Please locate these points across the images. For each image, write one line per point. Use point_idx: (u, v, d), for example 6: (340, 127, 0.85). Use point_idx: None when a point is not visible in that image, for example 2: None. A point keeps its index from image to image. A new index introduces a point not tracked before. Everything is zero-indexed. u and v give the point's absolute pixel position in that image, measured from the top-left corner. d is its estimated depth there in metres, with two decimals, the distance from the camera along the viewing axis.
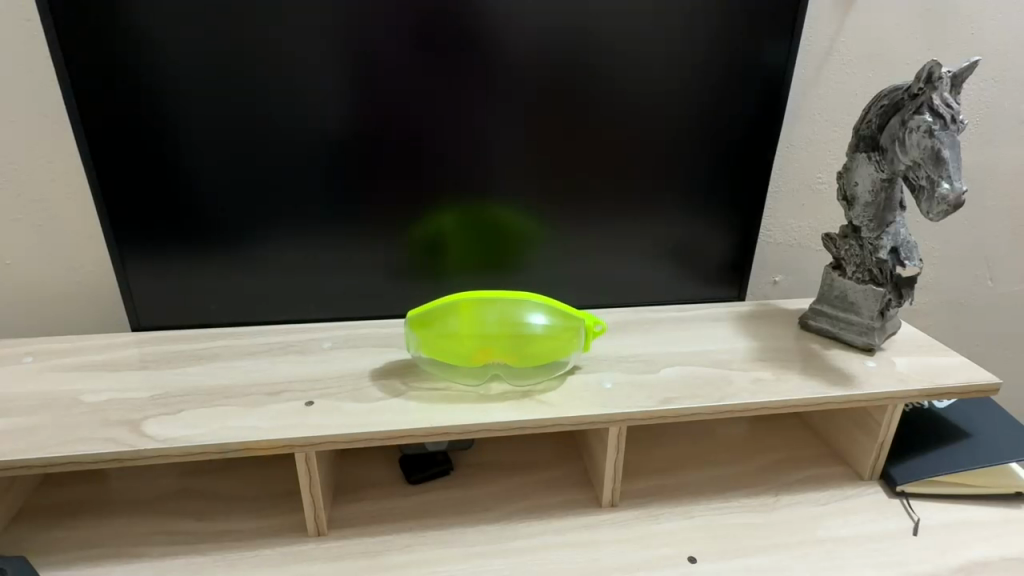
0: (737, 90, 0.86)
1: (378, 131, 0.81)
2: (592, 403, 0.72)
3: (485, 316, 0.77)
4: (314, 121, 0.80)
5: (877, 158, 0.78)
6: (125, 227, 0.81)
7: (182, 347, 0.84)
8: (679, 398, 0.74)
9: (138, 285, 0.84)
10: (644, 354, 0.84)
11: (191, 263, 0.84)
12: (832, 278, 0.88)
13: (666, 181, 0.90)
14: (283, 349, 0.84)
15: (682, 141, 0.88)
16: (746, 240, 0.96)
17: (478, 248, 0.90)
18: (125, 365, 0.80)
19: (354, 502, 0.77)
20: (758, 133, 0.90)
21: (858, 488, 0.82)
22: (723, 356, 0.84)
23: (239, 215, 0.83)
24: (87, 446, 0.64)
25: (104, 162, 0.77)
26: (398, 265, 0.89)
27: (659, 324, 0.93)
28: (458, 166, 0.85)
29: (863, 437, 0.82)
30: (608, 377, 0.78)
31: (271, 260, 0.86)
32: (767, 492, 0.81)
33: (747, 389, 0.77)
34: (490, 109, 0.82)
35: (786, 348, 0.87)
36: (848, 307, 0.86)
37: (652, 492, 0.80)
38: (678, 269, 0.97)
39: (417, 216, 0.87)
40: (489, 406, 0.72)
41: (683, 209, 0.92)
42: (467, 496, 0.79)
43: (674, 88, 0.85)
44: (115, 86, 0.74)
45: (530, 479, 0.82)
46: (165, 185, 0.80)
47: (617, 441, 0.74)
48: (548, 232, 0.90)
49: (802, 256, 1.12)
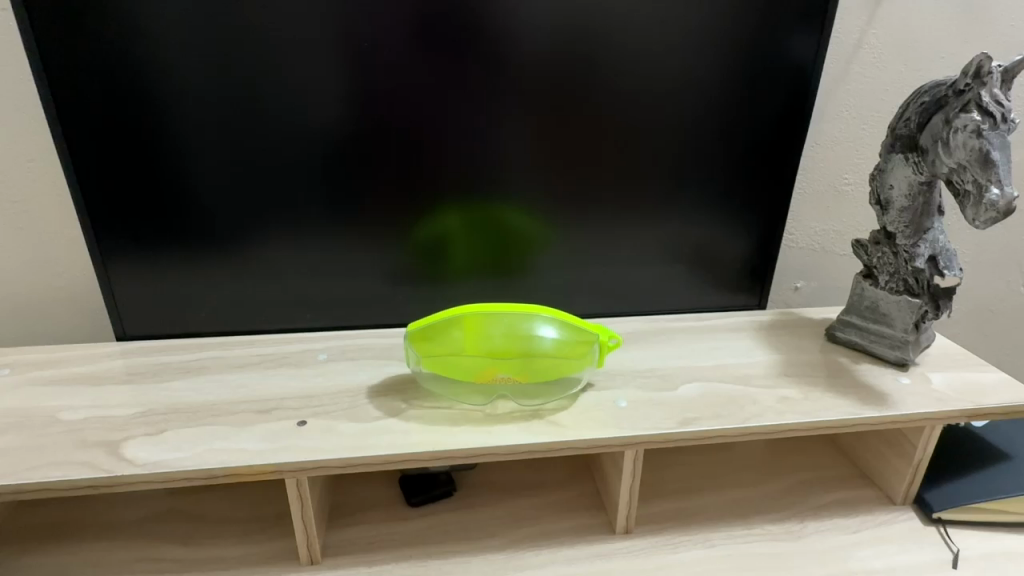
0: (761, 86, 0.81)
1: (378, 129, 0.76)
2: (606, 424, 0.67)
3: (491, 330, 0.71)
4: (309, 118, 0.74)
5: (914, 160, 0.72)
6: (108, 231, 0.76)
7: (168, 359, 0.79)
8: (701, 418, 0.69)
9: (123, 292, 0.80)
10: (660, 368, 0.79)
11: (179, 269, 0.79)
12: (863, 287, 0.82)
13: (684, 183, 0.84)
14: (276, 361, 0.79)
15: (702, 139, 0.82)
16: (767, 245, 0.90)
17: (484, 252, 0.85)
18: (107, 379, 0.75)
19: (351, 527, 0.72)
20: (784, 130, 0.84)
21: (890, 514, 0.76)
22: (745, 371, 0.79)
23: (229, 217, 0.77)
24: (61, 472, 0.59)
25: (86, 162, 0.72)
26: (399, 272, 0.84)
27: (675, 335, 0.88)
28: (463, 166, 0.79)
29: (896, 459, 0.77)
30: (622, 395, 0.73)
31: (264, 266, 0.81)
32: (792, 518, 0.75)
33: (772, 408, 0.71)
34: (498, 106, 0.77)
35: (813, 363, 0.81)
36: (879, 318, 0.80)
37: (669, 517, 0.75)
38: (695, 275, 0.91)
39: (421, 218, 0.81)
40: (496, 427, 0.67)
41: (701, 213, 0.87)
42: (471, 520, 0.74)
43: (695, 84, 0.79)
44: (94, 82, 0.69)
45: (537, 501, 0.77)
46: (149, 186, 0.75)
47: (633, 465, 0.68)
48: (559, 235, 0.85)
49: (826, 261, 1.06)
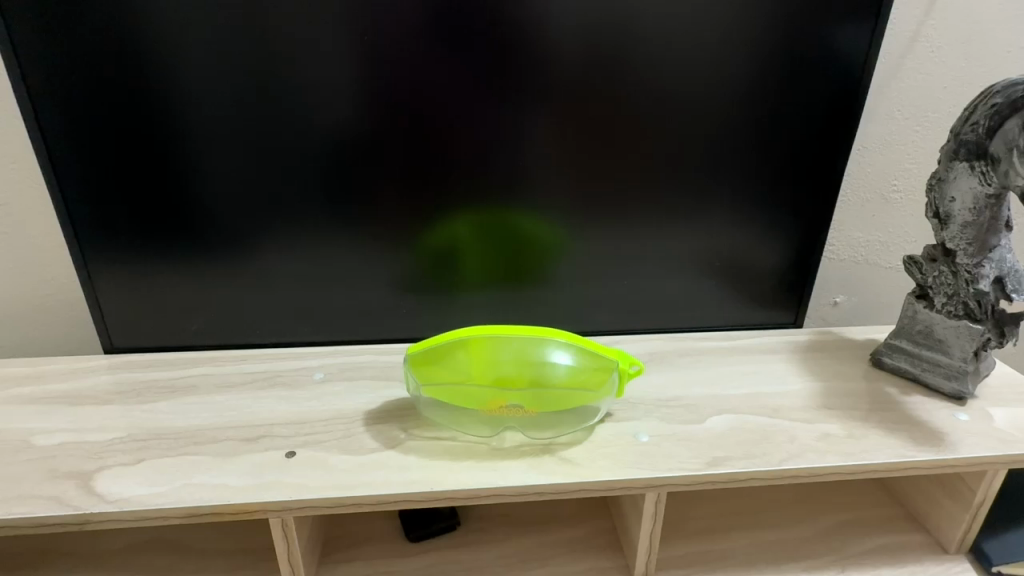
0: (804, 84, 0.73)
1: (381, 130, 0.69)
2: (626, 463, 0.60)
3: (500, 354, 0.66)
4: (305, 116, 0.68)
5: (982, 169, 0.63)
6: (89, 237, 0.70)
7: (156, 375, 0.74)
8: (732, 458, 0.62)
9: (109, 303, 0.75)
10: (686, 397, 0.71)
11: (167, 279, 0.74)
12: (915, 309, 0.74)
13: (716, 190, 0.77)
14: (269, 380, 0.74)
15: (737, 143, 0.74)
16: (807, 258, 0.82)
17: (497, 261, 0.78)
18: (88, 399, 0.70)
19: (345, 563, 0.67)
20: (830, 133, 0.75)
21: (942, 565, 0.68)
22: (780, 402, 0.71)
23: (220, 224, 0.72)
24: (26, 507, 0.54)
25: (66, 163, 0.67)
26: (405, 283, 0.78)
27: (702, 357, 0.80)
28: (474, 170, 0.72)
29: (950, 504, 0.69)
30: (643, 428, 0.66)
31: (258, 276, 0.75)
32: (830, 566, 0.68)
33: (813, 448, 0.64)
34: (512, 104, 0.70)
35: (856, 393, 0.73)
36: (934, 345, 0.72)
37: (693, 562, 0.68)
38: (726, 291, 0.84)
39: (429, 226, 0.75)
40: (503, 464, 0.60)
41: (734, 223, 0.79)
42: (475, 560, 0.68)
43: (730, 82, 0.71)
44: (72, 77, 0.64)
45: (549, 540, 0.70)
46: (135, 190, 0.69)
47: (654, 509, 0.61)
48: (578, 245, 0.78)
49: (869, 275, 0.97)
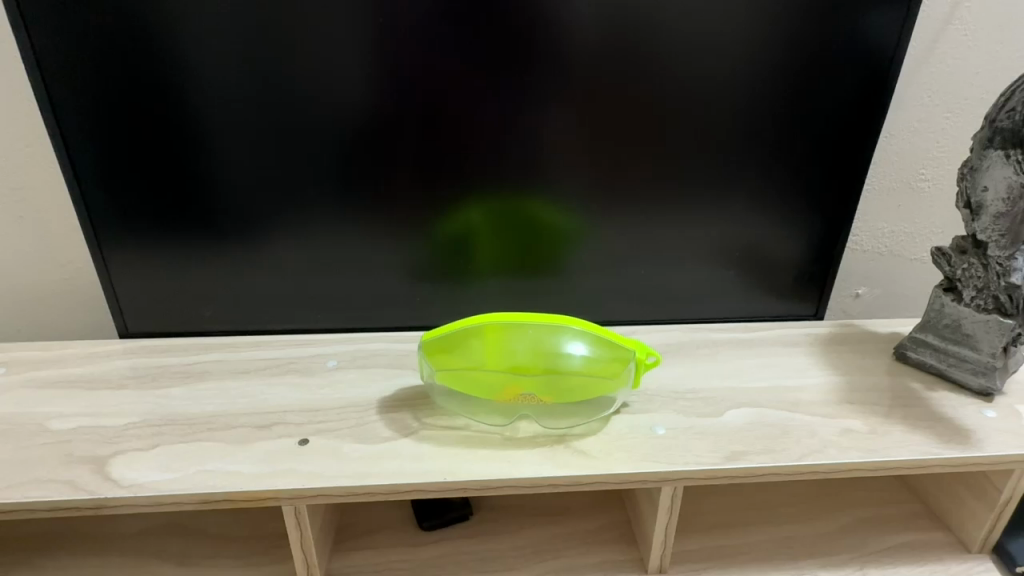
0: (832, 69, 0.70)
1: (396, 115, 0.68)
2: (643, 456, 0.59)
3: (513, 344, 0.65)
4: (319, 100, 0.67)
5: (1018, 157, 0.61)
6: (104, 221, 0.70)
7: (170, 361, 0.74)
8: (751, 453, 0.60)
9: (124, 288, 0.74)
10: (704, 389, 0.70)
11: (180, 265, 0.74)
12: (943, 303, 0.71)
13: (738, 178, 0.75)
14: (282, 367, 0.73)
15: (760, 129, 0.72)
16: (831, 248, 0.80)
17: (511, 249, 0.77)
18: (103, 383, 0.70)
19: (357, 551, 0.67)
20: (857, 120, 0.73)
21: (964, 564, 0.67)
22: (800, 396, 0.70)
23: (233, 210, 0.71)
24: (42, 491, 0.55)
25: (81, 146, 0.67)
26: (419, 270, 0.77)
27: (720, 349, 0.78)
28: (490, 157, 0.71)
29: (975, 502, 0.67)
30: (660, 421, 0.64)
31: (271, 262, 0.74)
32: (849, 563, 0.67)
33: (834, 443, 0.62)
34: (529, 88, 0.68)
35: (878, 388, 0.71)
36: (961, 339, 0.70)
37: (708, 557, 0.67)
38: (745, 282, 0.82)
39: (444, 213, 0.74)
40: (517, 455, 0.60)
41: (756, 212, 0.77)
42: (488, 550, 0.67)
43: (755, 67, 0.69)
44: (85, 59, 0.63)
45: (562, 531, 0.70)
46: (149, 175, 0.68)
47: (670, 503, 0.61)
48: (595, 233, 0.76)
49: (893, 266, 0.94)
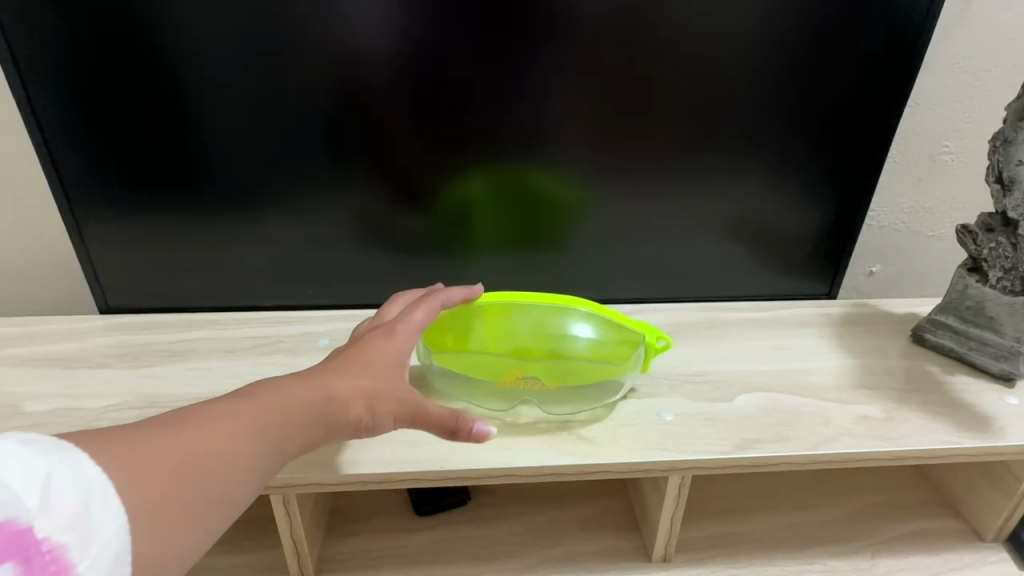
0: (860, 32, 0.65)
1: (388, 78, 0.63)
2: (651, 444, 0.57)
3: (517, 324, 0.62)
4: (304, 60, 0.61)
5: None
6: (77, 191, 0.66)
7: (152, 338, 0.71)
8: (762, 441, 0.58)
9: (101, 261, 0.70)
10: (713, 372, 0.67)
11: (160, 237, 0.69)
12: (966, 284, 0.67)
13: (753, 148, 0.70)
14: (271, 346, 0.70)
15: (780, 96, 0.67)
16: (849, 224, 0.76)
17: (512, 222, 0.73)
18: (82, 362, 0.67)
19: (351, 538, 0.65)
20: (884, 87, 0.68)
21: (978, 553, 0.65)
22: (813, 380, 0.67)
23: (213, 179, 0.66)
24: None
25: (47, 107, 0.62)
26: (415, 245, 0.73)
27: (730, 328, 0.75)
28: (490, 123, 0.66)
29: (992, 491, 0.65)
30: (668, 406, 0.61)
31: (257, 235, 0.70)
32: (859, 553, 0.65)
33: (850, 431, 0.59)
34: (532, 48, 0.63)
35: (894, 372, 0.68)
36: (984, 322, 0.67)
37: (714, 545, 0.65)
38: (757, 259, 0.78)
39: (441, 183, 0.69)
40: (518, 441, 0.57)
41: (771, 185, 0.73)
42: (486, 537, 0.65)
43: (776, 28, 0.64)
44: (47, 11, 0.57)
45: (564, 517, 0.68)
46: (123, 140, 0.64)
47: (677, 492, 0.58)
48: (600, 207, 0.72)
49: (910, 243, 0.91)
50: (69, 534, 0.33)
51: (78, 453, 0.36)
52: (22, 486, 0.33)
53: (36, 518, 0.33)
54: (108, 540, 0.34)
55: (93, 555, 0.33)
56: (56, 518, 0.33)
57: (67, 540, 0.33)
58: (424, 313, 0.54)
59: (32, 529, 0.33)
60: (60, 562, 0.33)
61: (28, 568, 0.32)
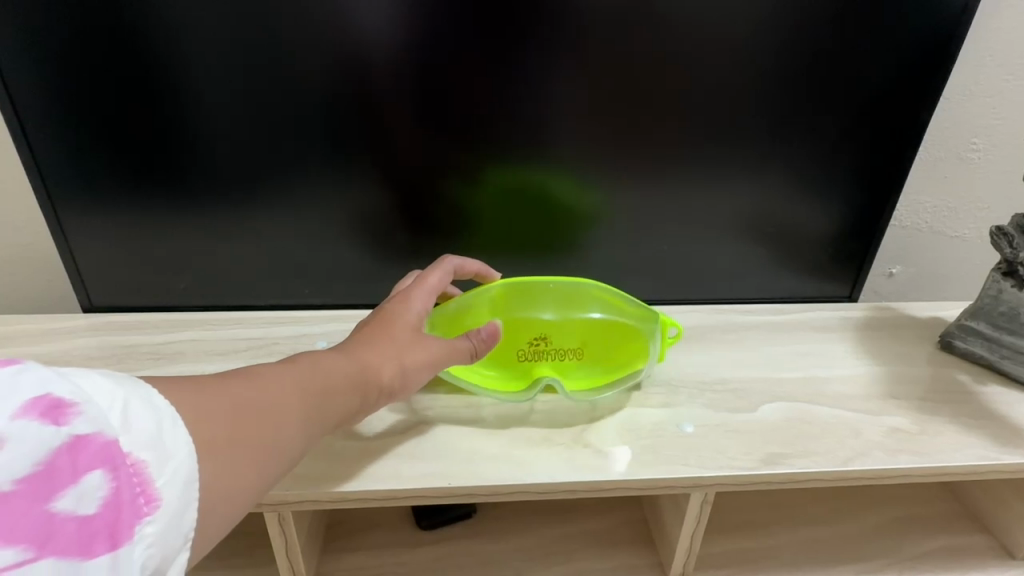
0: (895, 21, 0.61)
1: (393, 64, 0.58)
2: (672, 459, 0.53)
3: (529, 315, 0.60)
4: (301, 43, 0.57)
5: None
6: (56, 182, 0.61)
7: (138, 339, 0.67)
8: (790, 456, 0.54)
9: (84, 257, 0.66)
10: (734, 381, 0.63)
11: (147, 232, 0.65)
12: (1000, 288, 0.64)
13: (778, 144, 0.66)
14: (265, 349, 0.66)
15: (808, 89, 0.64)
16: (874, 225, 0.72)
17: (522, 220, 0.69)
18: (63, 365, 0.63)
19: (350, 553, 0.61)
20: (918, 80, 0.64)
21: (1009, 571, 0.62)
22: (839, 389, 0.63)
23: (202, 170, 0.62)
24: None
25: (23, 90, 0.57)
26: (418, 242, 0.69)
27: (748, 333, 0.72)
28: (500, 114, 0.62)
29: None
30: (688, 417, 0.58)
31: (250, 231, 0.66)
32: (884, 571, 0.62)
33: (881, 445, 0.56)
34: (547, 36, 0.58)
35: (922, 381, 0.65)
36: (1018, 329, 0.63)
37: (733, 562, 0.62)
38: (777, 260, 0.75)
39: (448, 177, 0.65)
40: (530, 455, 0.53)
41: (795, 183, 0.69)
42: (493, 553, 0.62)
43: (807, 16, 0.60)
44: None
45: (575, 531, 0.64)
46: (105, 128, 0.59)
47: (698, 510, 0.54)
48: (615, 204, 0.68)
49: (931, 244, 0.87)
50: (150, 451, 0.31)
51: (147, 386, 0.34)
52: (104, 403, 0.31)
53: (121, 433, 0.30)
54: (182, 464, 0.32)
55: (171, 476, 0.31)
56: (137, 436, 0.31)
57: (148, 456, 0.31)
58: (439, 277, 0.56)
59: (118, 442, 0.30)
60: (143, 478, 0.30)
61: (114, 480, 0.29)
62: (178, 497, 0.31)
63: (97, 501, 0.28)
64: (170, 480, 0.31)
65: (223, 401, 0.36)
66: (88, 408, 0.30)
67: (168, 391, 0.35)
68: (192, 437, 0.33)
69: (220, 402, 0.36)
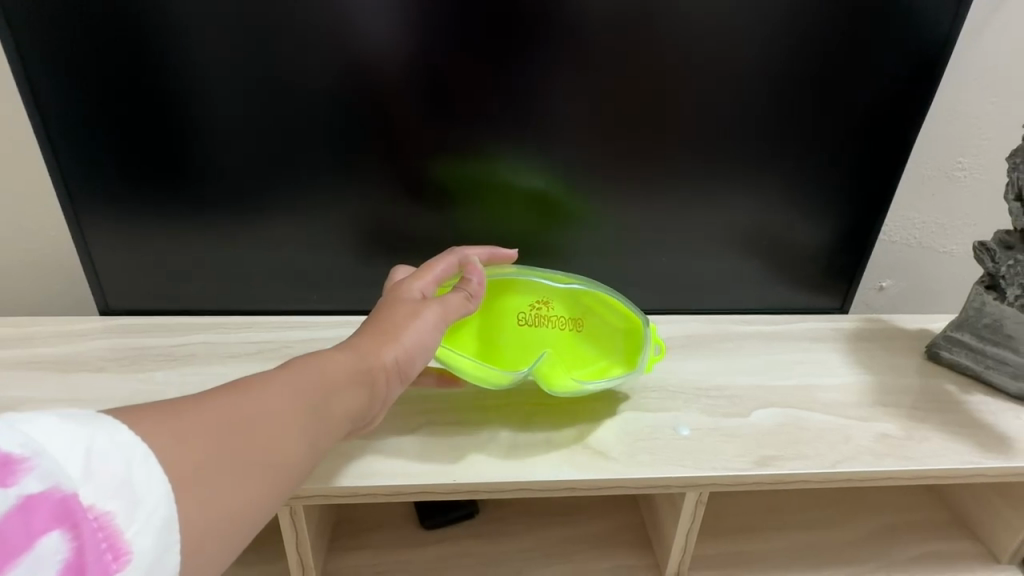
0: (882, 46, 0.65)
1: (405, 80, 0.62)
2: (668, 459, 0.55)
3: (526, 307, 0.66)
4: (319, 59, 0.60)
5: None
6: (79, 187, 0.64)
7: (153, 341, 0.69)
8: (781, 458, 0.56)
9: (102, 261, 0.68)
10: (729, 387, 0.66)
11: (164, 238, 0.68)
12: (983, 301, 0.66)
13: (771, 160, 0.69)
14: (276, 352, 0.68)
15: (799, 108, 0.67)
16: (863, 239, 0.75)
17: (527, 230, 0.72)
18: (81, 365, 0.65)
19: (357, 550, 0.63)
20: (904, 102, 0.68)
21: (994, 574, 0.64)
22: (829, 396, 0.66)
23: (219, 177, 0.64)
24: None
25: (52, 99, 0.60)
26: (425, 250, 0.72)
27: (743, 342, 0.74)
28: (506, 129, 0.65)
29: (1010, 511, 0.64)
30: (685, 421, 0.60)
31: (264, 238, 0.69)
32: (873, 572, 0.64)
33: (869, 449, 0.58)
34: (553, 55, 0.62)
35: (910, 389, 0.67)
36: (1001, 340, 0.66)
37: (727, 562, 0.64)
38: (771, 272, 0.77)
39: (456, 188, 0.68)
40: (532, 454, 0.55)
41: (788, 198, 0.72)
42: (496, 551, 0.64)
43: (798, 40, 0.63)
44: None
45: (575, 532, 0.66)
46: (128, 136, 0.62)
47: (693, 510, 0.57)
48: (615, 215, 0.71)
49: (920, 259, 0.90)
50: (115, 500, 0.30)
51: (114, 424, 0.34)
52: (60, 454, 0.31)
53: (80, 484, 0.30)
54: (155, 508, 0.32)
55: (142, 523, 0.31)
56: (97, 486, 0.30)
57: (113, 506, 0.30)
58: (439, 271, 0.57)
59: (76, 496, 0.30)
60: (106, 531, 0.30)
61: (73, 538, 0.29)
62: (149, 544, 0.31)
63: (55, 564, 0.28)
64: (141, 527, 0.31)
65: (205, 426, 0.36)
66: (41, 462, 0.30)
67: (143, 426, 0.34)
68: (166, 476, 0.33)
69: (204, 429, 0.36)
